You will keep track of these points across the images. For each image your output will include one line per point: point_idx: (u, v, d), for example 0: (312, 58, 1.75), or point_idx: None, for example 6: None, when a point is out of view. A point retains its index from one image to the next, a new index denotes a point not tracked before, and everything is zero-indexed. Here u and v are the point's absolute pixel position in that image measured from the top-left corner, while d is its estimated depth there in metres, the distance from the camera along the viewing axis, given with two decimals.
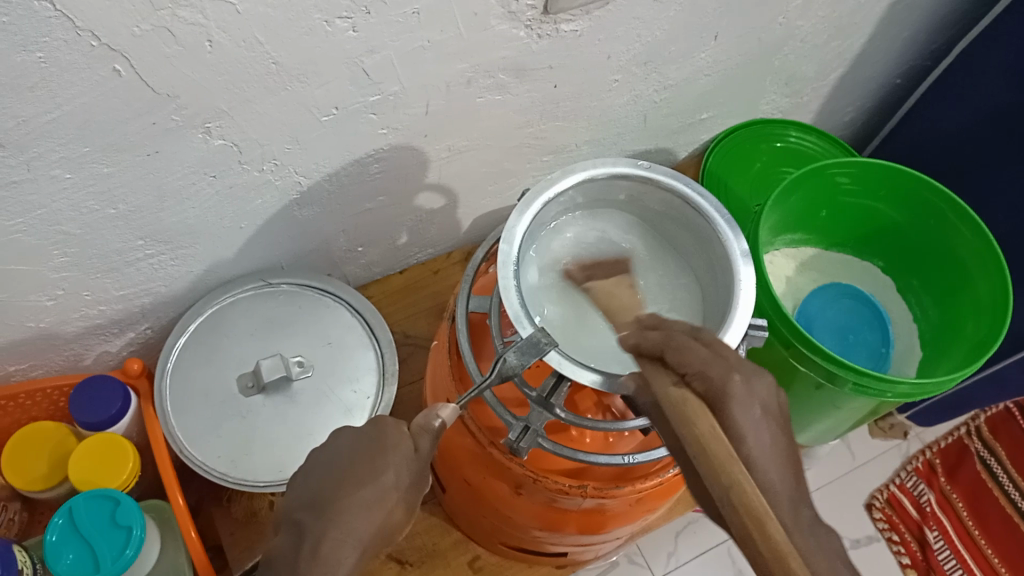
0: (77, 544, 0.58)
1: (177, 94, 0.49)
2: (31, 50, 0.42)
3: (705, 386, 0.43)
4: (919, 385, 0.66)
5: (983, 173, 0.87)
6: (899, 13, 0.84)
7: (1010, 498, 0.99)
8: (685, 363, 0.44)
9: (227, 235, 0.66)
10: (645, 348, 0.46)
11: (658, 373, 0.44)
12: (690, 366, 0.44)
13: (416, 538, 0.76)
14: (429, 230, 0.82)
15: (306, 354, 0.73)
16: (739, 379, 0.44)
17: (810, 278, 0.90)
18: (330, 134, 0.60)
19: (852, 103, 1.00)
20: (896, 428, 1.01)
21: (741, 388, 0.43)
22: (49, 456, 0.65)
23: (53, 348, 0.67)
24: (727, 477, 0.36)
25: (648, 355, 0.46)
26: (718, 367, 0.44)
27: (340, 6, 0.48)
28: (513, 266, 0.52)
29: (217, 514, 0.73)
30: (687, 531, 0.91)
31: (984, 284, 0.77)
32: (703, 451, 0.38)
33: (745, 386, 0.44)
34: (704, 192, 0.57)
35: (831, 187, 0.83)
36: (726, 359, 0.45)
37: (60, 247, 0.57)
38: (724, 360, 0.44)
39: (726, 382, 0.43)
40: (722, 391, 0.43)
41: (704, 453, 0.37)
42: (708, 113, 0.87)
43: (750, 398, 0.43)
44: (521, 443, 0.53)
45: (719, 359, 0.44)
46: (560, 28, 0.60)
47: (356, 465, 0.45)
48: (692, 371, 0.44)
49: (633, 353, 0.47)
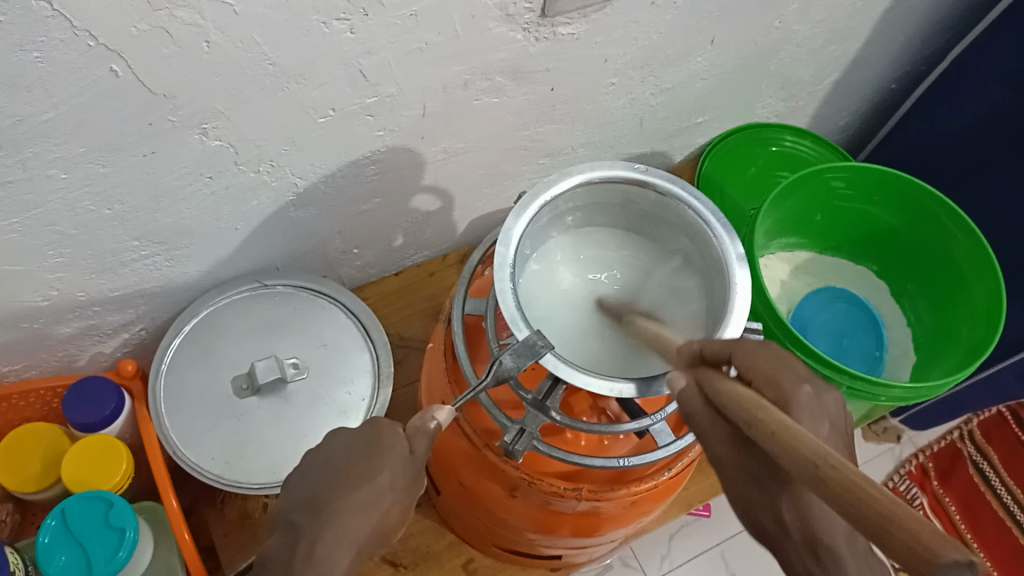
0: (70, 545, 0.58)
1: (174, 94, 0.49)
2: (28, 50, 0.42)
3: (773, 395, 0.43)
4: (913, 389, 0.67)
5: (977, 178, 0.87)
6: (895, 18, 0.84)
7: (1003, 503, 0.99)
8: (752, 368, 0.43)
9: (223, 236, 0.66)
10: (709, 351, 0.45)
11: (723, 374, 0.44)
12: (758, 371, 0.43)
13: (410, 540, 0.76)
14: (425, 231, 0.82)
15: (301, 356, 0.72)
16: (808, 390, 0.43)
17: (805, 282, 0.90)
18: (326, 135, 0.60)
19: (847, 107, 1.00)
20: (889, 432, 1.02)
21: (809, 399, 0.43)
22: (42, 457, 0.65)
23: (47, 348, 0.66)
24: (812, 449, 0.31)
25: (712, 359, 0.45)
26: (786, 376, 0.43)
27: (338, 7, 0.48)
28: (510, 269, 0.52)
29: (211, 516, 0.73)
30: (681, 534, 0.91)
31: (978, 289, 0.77)
32: (782, 430, 0.33)
33: (813, 397, 0.43)
34: (700, 195, 0.57)
35: (826, 191, 0.84)
36: (794, 370, 0.44)
37: (55, 247, 0.57)
38: (792, 369, 0.44)
39: (794, 391, 0.43)
40: (790, 400, 0.42)
41: (778, 434, 0.33)
42: (704, 116, 0.87)
43: (819, 410, 0.43)
44: (516, 445, 0.52)
45: (787, 369, 0.44)
46: (557, 31, 0.61)
47: (352, 466, 0.45)
48: (759, 378, 0.43)
49: (696, 357, 0.46)
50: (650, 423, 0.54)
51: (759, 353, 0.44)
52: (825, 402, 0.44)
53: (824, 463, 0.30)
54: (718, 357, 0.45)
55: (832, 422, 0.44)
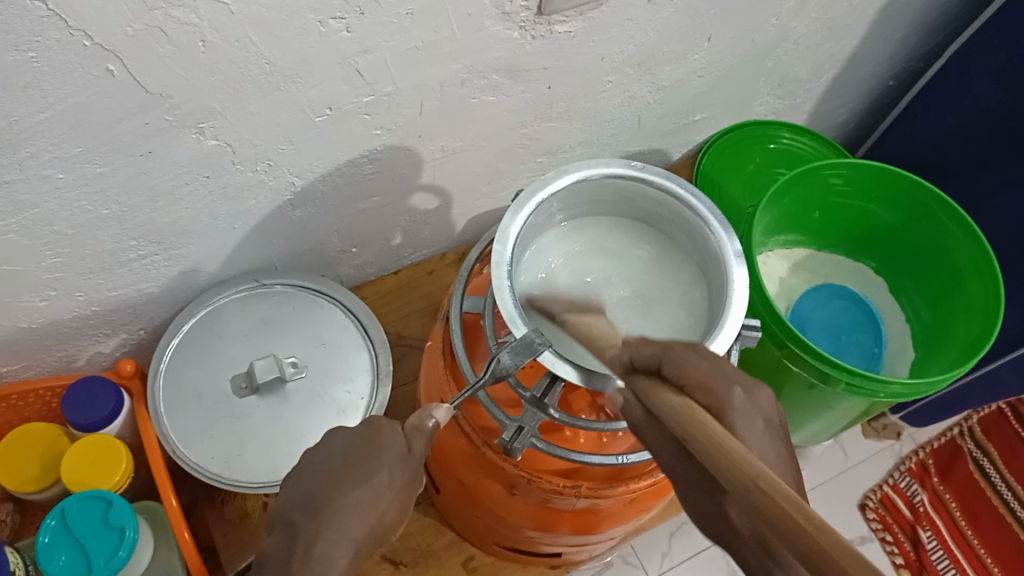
0: (69, 545, 0.58)
1: (170, 94, 0.49)
2: (23, 50, 0.42)
3: (708, 400, 0.42)
4: (911, 385, 0.67)
5: (975, 173, 0.87)
6: (892, 15, 0.84)
7: (1004, 500, 0.99)
8: (686, 375, 0.43)
9: (221, 236, 0.66)
10: (639, 361, 0.44)
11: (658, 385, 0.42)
12: (692, 377, 0.43)
13: (410, 538, 0.76)
14: (423, 230, 0.82)
15: (299, 355, 0.72)
16: (740, 393, 0.43)
17: (803, 279, 0.90)
18: (323, 134, 0.60)
19: (845, 104, 1.00)
20: (889, 429, 1.02)
21: (742, 401, 0.43)
22: (41, 457, 0.65)
23: (45, 349, 0.67)
24: (743, 464, 0.31)
25: (643, 368, 0.44)
26: (719, 382, 0.43)
27: (334, 6, 0.48)
28: (507, 267, 0.52)
29: (210, 515, 0.73)
30: (681, 531, 0.91)
31: (976, 285, 0.77)
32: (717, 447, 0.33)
33: (745, 399, 0.43)
34: (697, 192, 0.57)
35: (824, 187, 0.84)
36: (724, 373, 0.44)
37: (53, 247, 0.57)
38: (723, 374, 0.44)
39: (727, 396, 0.42)
40: (723, 402, 0.42)
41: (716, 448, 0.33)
42: (701, 114, 0.87)
43: (753, 410, 0.44)
44: (514, 443, 0.53)
45: (720, 374, 0.44)
46: (554, 29, 0.61)
47: (350, 466, 0.45)
48: (692, 385, 0.42)
49: (628, 368, 0.45)
50: None
51: (691, 360, 0.44)
52: (757, 399, 0.45)
53: (758, 486, 0.29)
54: (649, 366, 0.44)
55: (767, 418, 0.44)
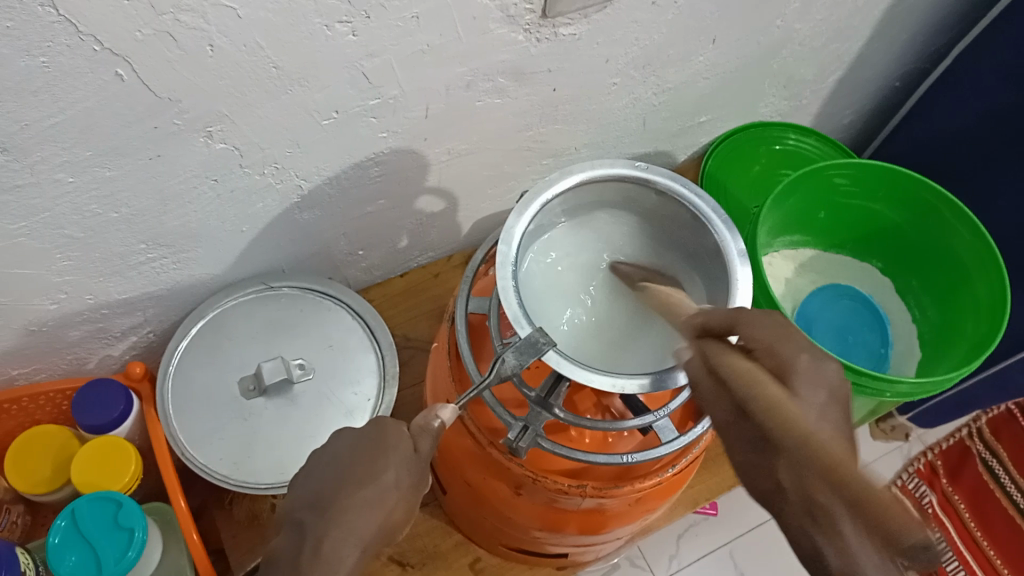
0: (79, 546, 0.58)
1: (178, 98, 0.50)
2: (35, 55, 0.43)
3: (773, 364, 0.43)
4: (918, 384, 0.67)
5: (980, 174, 0.87)
6: (897, 15, 0.84)
7: (1010, 498, 0.99)
8: (755, 338, 0.44)
9: (229, 239, 0.66)
10: (713, 323, 0.46)
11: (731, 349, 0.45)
12: (762, 341, 0.44)
13: (417, 540, 0.76)
14: (430, 233, 0.82)
15: (307, 358, 0.73)
16: (808, 359, 0.43)
17: (810, 280, 0.90)
18: (331, 138, 0.60)
19: (851, 106, 1.00)
20: (897, 431, 1.01)
21: (809, 365, 0.43)
22: (52, 459, 0.66)
23: (56, 351, 0.67)
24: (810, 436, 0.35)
25: (716, 330, 0.46)
26: (788, 345, 0.44)
27: (339, 10, 0.49)
28: (512, 267, 0.52)
29: (219, 517, 0.73)
30: (689, 533, 0.91)
31: (982, 284, 0.77)
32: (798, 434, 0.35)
33: (813, 365, 0.43)
34: (701, 193, 0.57)
35: (830, 188, 0.84)
36: (795, 340, 0.44)
37: (63, 251, 0.57)
38: (797, 340, 0.44)
39: (793, 358, 0.43)
40: (790, 366, 0.42)
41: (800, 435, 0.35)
42: (707, 116, 0.88)
43: (819, 378, 0.42)
44: (520, 442, 0.53)
45: (792, 339, 0.44)
46: (558, 32, 0.61)
47: (357, 466, 0.45)
48: (760, 348, 0.44)
49: (698, 331, 0.47)
50: (653, 419, 0.54)
51: (764, 323, 0.45)
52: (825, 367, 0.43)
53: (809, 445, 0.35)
54: (721, 328, 0.46)
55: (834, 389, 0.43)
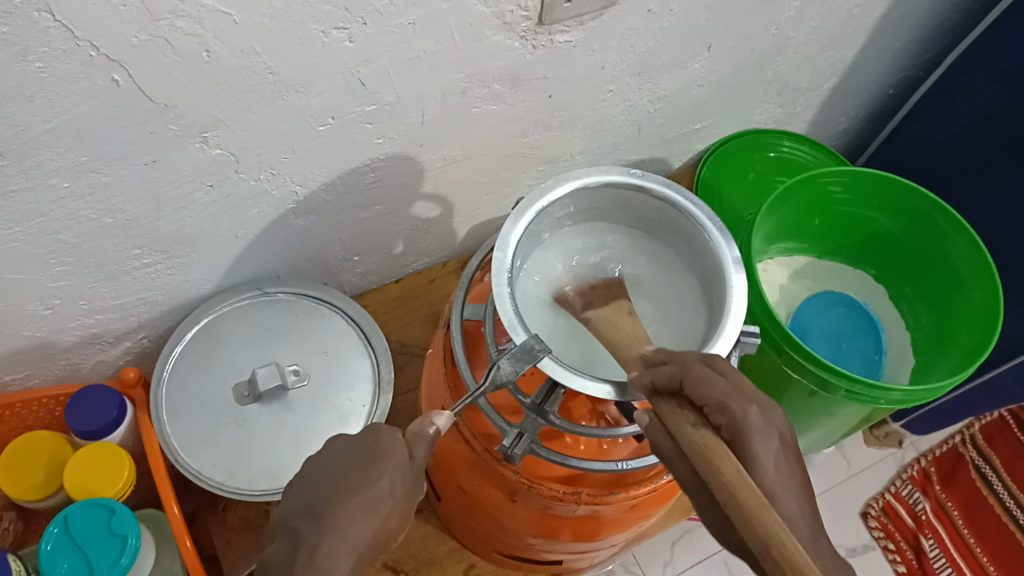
0: (72, 552, 0.58)
1: (174, 104, 0.50)
2: (30, 60, 0.43)
3: (725, 422, 0.45)
4: (911, 391, 0.67)
5: (972, 182, 0.88)
6: (890, 24, 0.85)
7: (1006, 507, 0.99)
8: (703, 395, 0.45)
9: (224, 244, 0.66)
10: (661, 383, 0.46)
11: (682, 406, 0.46)
12: (710, 399, 0.45)
13: (411, 546, 0.76)
14: (425, 239, 0.82)
15: (302, 363, 0.73)
16: (757, 411, 0.46)
17: (804, 286, 0.91)
18: (327, 143, 0.60)
19: (844, 113, 1.01)
20: (891, 438, 1.02)
21: (759, 419, 0.45)
22: (45, 464, 0.65)
23: (49, 357, 0.67)
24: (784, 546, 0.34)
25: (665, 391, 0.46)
26: (737, 400, 0.45)
27: (336, 16, 0.49)
28: (508, 274, 0.52)
29: (212, 523, 0.73)
30: (684, 540, 0.91)
31: (974, 290, 0.77)
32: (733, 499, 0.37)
33: (762, 417, 0.46)
34: (696, 200, 0.57)
35: (824, 196, 0.84)
36: (745, 390, 0.46)
37: (57, 256, 0.57)
38: (743, 392, 0.46)
39: (745, 415, 0.45)
40: (743, 424, 0.45)
41: (737, 502, 0.36)
42: (702, 123, 0.88)
43: (768, 428, 0.46)
44: (515, 449, 0.52)
45: (739, 391, 0.46)
46: (555, 39, 0.61)
47: (352, 473, 0.45)
48: (710, 407, 0.45)
49: (650, 391, 0.47)
50: None
51: (709, 382, 0.45)
52: (771, 416, 0.47)
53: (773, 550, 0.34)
54: (672, 386, 0.46)
55: (781, 436, 0.47)
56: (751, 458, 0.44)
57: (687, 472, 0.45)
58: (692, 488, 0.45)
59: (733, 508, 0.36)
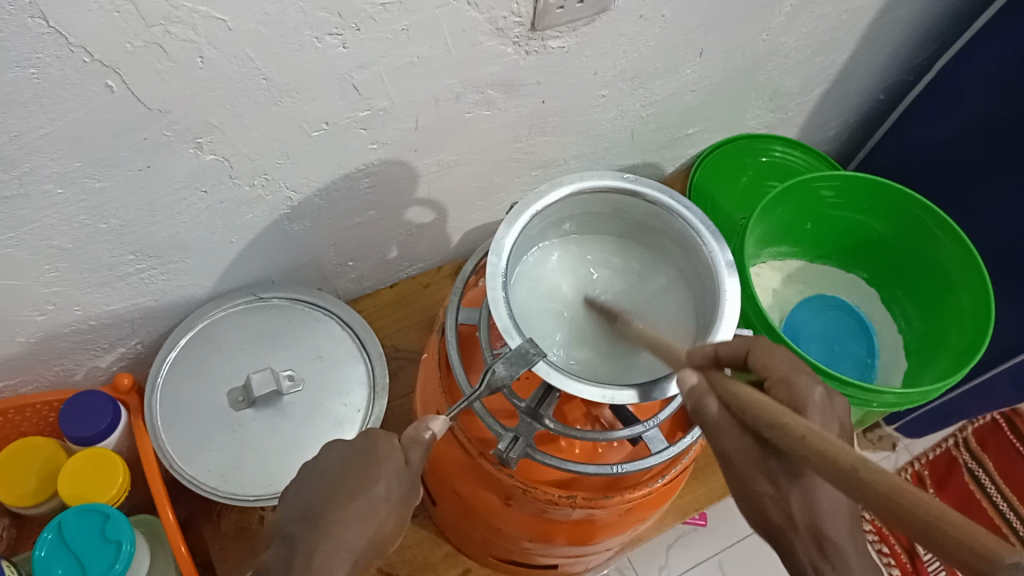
0: (66, 559, 0.58)
1: (168, 109, 0.50)
2: (25, 66, 0.43)
3: (787, 395, 0.44)
4: (905, 394, 0.67)
5: (961, 186, 0.88)
6: (881, 29, 0.85)
7: (999, 511, 1.00)
8: (769, 367, 0.45)
9: (218, 250, 0.66)
10: (724, 354, 0.46)
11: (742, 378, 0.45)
12: (774, 371, 0.45)
13: (407, 551, 0.76)
14: (419, 244, 0.82)
15: (296, 368, 0.73)
16: (821, 393, 0.45)
17: (797, 290, 0.91)
18: (321, 148, 0.60)
19: (835, 118, 1.01)
20: (885, 440, 1.02)
21: (820, 399, 0.44)
22: (37, 471, 0.65)
23: (43, 363, 0.67)
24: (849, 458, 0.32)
25: (726, 360, 0.46)
26: (801, 377, 0.45)
27: (330, 22, 0.49)
28: (502, 278, 0.52)
29: (207, 529, 0.73)
30: (679, 544, 0.91)
31: (965, 293, 0.78)
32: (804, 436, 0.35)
33: (825, 399, 0.45)
34: (689, 204, 0.58)
35: (816, 200, 0.85)
36: (805, 373, 0.46)
37: (51, 262, 0.57)
38: (806, 372, 0.46)
39: (807, 390, 0.44)
40: (802, 399, 0.44)
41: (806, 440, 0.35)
42: (694, 127, 0.88)
43: (825, 412, 0.44)
44: (510, 452, 0.53)
45: (801, 371, 0.46)
46: (547, 45, 0.62)
47: (348, 478, 0.45)
48: (773, 379, 0.45)
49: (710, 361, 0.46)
50: (643, 431, 0.55)
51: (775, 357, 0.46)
52: (833, 404, 0.46)
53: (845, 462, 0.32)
54: (733, 358, 0.46)
55: (839, 426, 0.45)
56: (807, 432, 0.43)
57: (735, 442, 0.42)
58: (736, 458, 0.43)
59: (805, 445, 0.35)
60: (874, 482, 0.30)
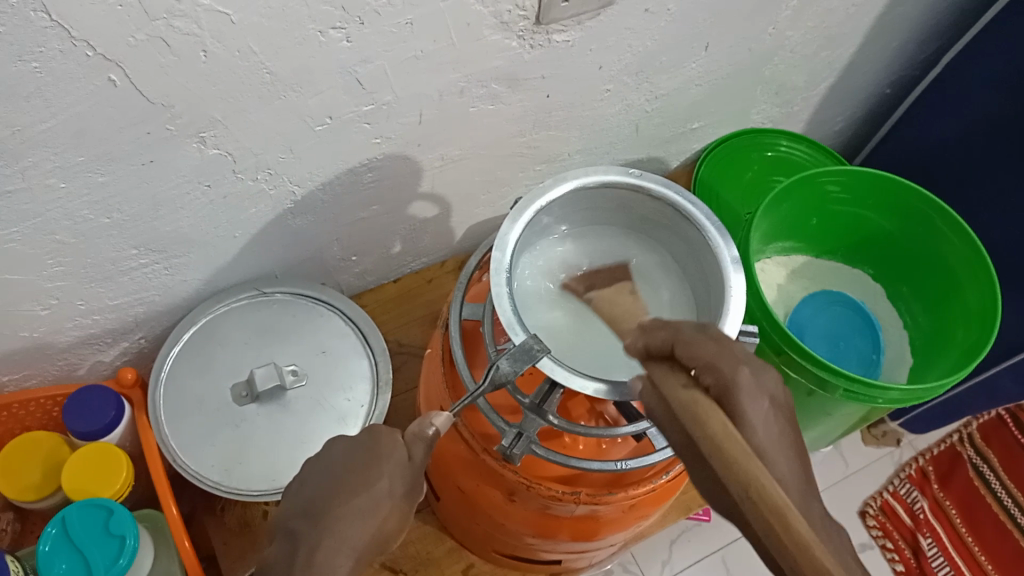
0: (70, 553, 0.58)
1: (171, 104, 0.50)
2: (27, 59, 0.42)
3: (714, 381, 0.42)
4: (910, 391, 0.67)
5: (967, 182, 0.88)
6: (888, 23, 0.85)
7: (1003, 506, 0.99)
8: (695, 357, 0.44)
9: (221, 244, 0.66)
10: (654, 346, 0.45)
11: (673, 369, 0.44)
12: (700, 359, 0.43)
13: (410, 546, 0.76)
14: (423, 239, 0.82)
15: (300, 364, 0.73)
16: (748, 373, 0.43)
17: (802, 286, 0.91)
18: (324, 143, 0.60)
19: (841, 113, 1.01)
20: (889, 436, 1.03)
21: (749, 381, 0.43)
22: (42, 466, 0.65)
23: (46, 357, 0.67)
24: (754, 483, 0.34)
25: (658, 353, 0.45)
26: (726, 361, 0.43)
27: (333, 16, 0.49)
28: (506, 274, 0.52)
29: (210, 523, 0.73)
30: (682, 539, 0.91)
31: (972, 290, 0.77)
32: (720, 452, 0.36)
33: (754, 380, 0.43)
34: (695, 200, 0.57)
35: (822, 195, 0.84)
36: (735, 352, 0.44)
37: (54, 256, 0.57)
38: (732, 355, 0.44)
39: (735, 375, 0.42)
40: (732, 382, 0.42)
41: (721, 453, 0.36)
42: (699, 122, 0.88)
43: (757, 389, 0.43)
44: (514, 449, 0.52)
45: (728, 354, 0.44)
46: (552, 39, 0.61)
47: (351, 474, 0.45)
48: (700, 366, 0.43)
49: (644, 355, 0.46)
50: (647, 427, 0.54)
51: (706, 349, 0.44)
52: (763, 380, 0.44)
53: (752, 497, 0.33)
54: (663, 353, 0.45)
55: (775, 398, 0.44)
56: (738, 415, 0.41)
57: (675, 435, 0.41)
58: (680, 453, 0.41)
59: (715, 461, 0.36)
60: (765, 508, 0.33)
